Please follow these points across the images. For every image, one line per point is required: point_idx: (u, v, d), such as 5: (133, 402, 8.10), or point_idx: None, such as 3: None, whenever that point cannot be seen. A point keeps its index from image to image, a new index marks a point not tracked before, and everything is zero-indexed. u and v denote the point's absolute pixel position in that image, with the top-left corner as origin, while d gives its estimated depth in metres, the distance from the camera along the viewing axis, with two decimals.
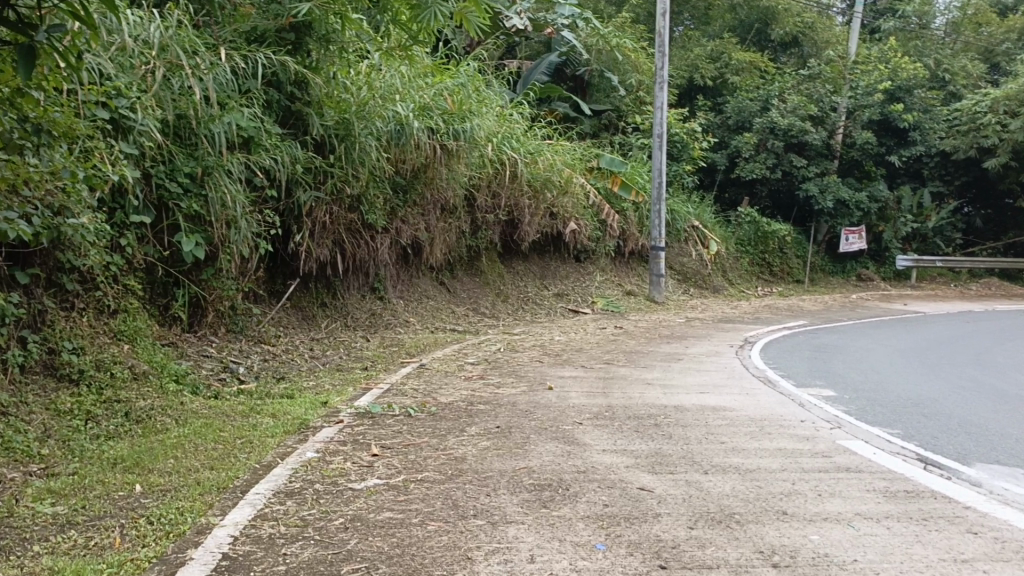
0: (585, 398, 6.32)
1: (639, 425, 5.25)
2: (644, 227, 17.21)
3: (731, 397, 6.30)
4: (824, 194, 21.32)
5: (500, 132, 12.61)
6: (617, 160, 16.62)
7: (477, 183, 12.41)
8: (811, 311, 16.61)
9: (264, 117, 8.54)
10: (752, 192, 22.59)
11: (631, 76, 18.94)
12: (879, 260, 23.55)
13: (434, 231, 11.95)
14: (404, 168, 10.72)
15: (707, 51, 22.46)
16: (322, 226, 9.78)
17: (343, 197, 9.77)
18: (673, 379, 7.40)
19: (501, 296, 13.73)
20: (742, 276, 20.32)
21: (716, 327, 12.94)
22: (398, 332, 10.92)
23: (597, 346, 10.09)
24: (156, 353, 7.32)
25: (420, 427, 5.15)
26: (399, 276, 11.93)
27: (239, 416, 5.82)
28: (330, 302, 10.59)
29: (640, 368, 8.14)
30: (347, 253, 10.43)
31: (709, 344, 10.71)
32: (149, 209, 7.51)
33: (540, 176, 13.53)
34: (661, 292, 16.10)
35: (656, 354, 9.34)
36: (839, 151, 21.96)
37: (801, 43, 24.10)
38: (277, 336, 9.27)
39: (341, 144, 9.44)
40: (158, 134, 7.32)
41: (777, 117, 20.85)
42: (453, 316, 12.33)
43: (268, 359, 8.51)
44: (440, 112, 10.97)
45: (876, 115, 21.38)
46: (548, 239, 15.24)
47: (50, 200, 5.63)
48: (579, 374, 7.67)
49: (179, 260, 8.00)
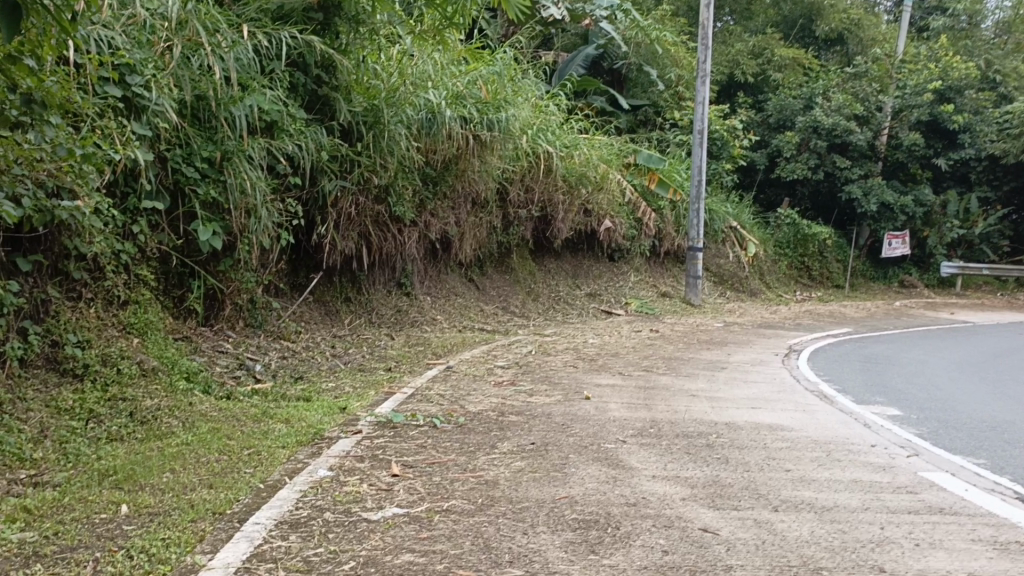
0: (627, 411, 5.77)
1: (690, 446, 4.70)
2: (680, 227, 16.57)
3: (788, 415, 5.71)
4: (868, 197, 20.55)
5: (536, 124, 12.05)
6: (655, 156, 15.85)
7: (509, 176, 11.88)
8: (855, 318, 15.85)
9: (289, 100, 8.10)
10: (792, 193, 21.82)
11: (670, 71, 18.42)
12: (924, 266, 22.66)
13: (463, 226, 11.46)
14: (434, 159, 10.23)
15: (749, 46, 21.71)
16: (347, 218, 9.32)
17: (369, 188, 9.30)
18: (720, 391, 6.80)
19: (531, 295, 13.20)
20: (781, 280, 19.61)
21: (758, 334, 12.30)
22: (424, 330, 10.44)
23: (633, 351, 9.53)
24: (168, 348, 6.90)
25: (445, 441, 4.63)
26: (426, 272, 11.47)
27: (251, 422, 5.37)
28: (354, 298, 10.15)
29: (683, 378, 7.56)
30: (373, 246, 9.97)
31: (751, 351, 10.07)
32: (163, 194, 7.10)
33: (575, 171, 12.95)
34: (698, 295, 15.46)
35: (699, 362, 8.75)
36: (883, 152, 21.22)
37: (846, 40, 23.22)
38: (299, 332, 8.84)
39: (369, 131, 8.98)
40: (174, 114, 6.90)
41: (821, 115, 20.08)
42: (482, 315, 11.83)
43: (287, 356, 8.07)
44: (473, 101, 10.42)
45: (926, 115, 20.44)
46: (581, 237, 14.68)
47: (42, 179, 5.13)
48: (617, 383, 7.11)
49: (195, 250, 7.59)
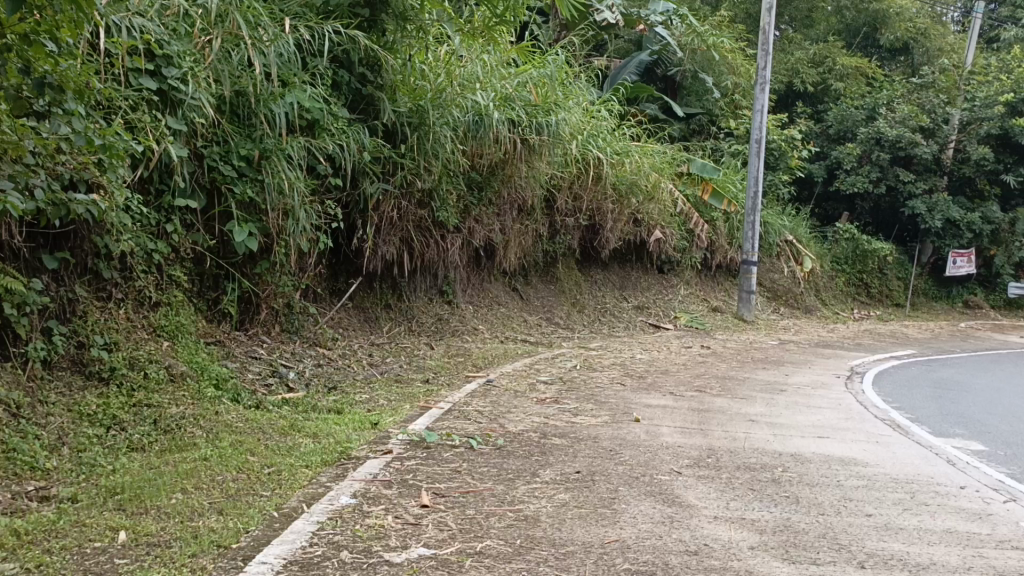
0: (680, 436, 5.30)
1: (753, 480, 4.22)
2: (734, 239, 15.95)
3: (860, 447, 5.18)
4: (932, 213, 19.68)
5: (586, 129, 11.60)
6: (710, 166, 15.26)
7: (557, 182, 11.47)
8: (918, 340, 15.02)
9: (332, 99, 7.84)
10: (851, 207, 20.97)
11: (726, 78, 17.66)
12: (990, 286, 21.58)
13: (508, 233, 11.09)
14: (480, 164, 9.89)
15: (809, 55, 20.96)
16: (388, 222, 9.03)
17: (413, 192, 8.99)
18: (781, 417, 6.26)
19: (576, 306, 12.76)
20: (837, 297, 18.82)
21: (816, 354, 11.66)
22: (465, 340, 10.08)
23: (685, 369, 9.01)
24: (198, 352, 6.64)
25: (481, 466, 4.22)
26: (469, 280, 11.11)
27: (277, 435, 5.05)
28: (394, 304, 9.85)
29: (739, 401, 7.03)
30: (415, 252, 9.66)
31: (810, 373, 9.44)
32: (199, 193, 6.86)
33: (626, 179, 12.47)
34: (751, 311, 14.83)
35: (755, 383, 8.18)
36: (947, 167, 20.32)
37: (911, 50, 22.23)
38: (336, 339, 8.55)
39: (413, 133, 8.66)
40: (212, 110, 6.67)
41: (885, 127, 19.34)
42: (525, 325, 11.44)
43: (322, 364, 7.76)
44: (522, 104, 10.04)
45: (996, 129, 19.32)
46: (629, 247, 14.18)
47: (56, 168, 4.92)
48: (669, 404, 6.61)
49: (231, 252, 7.35)
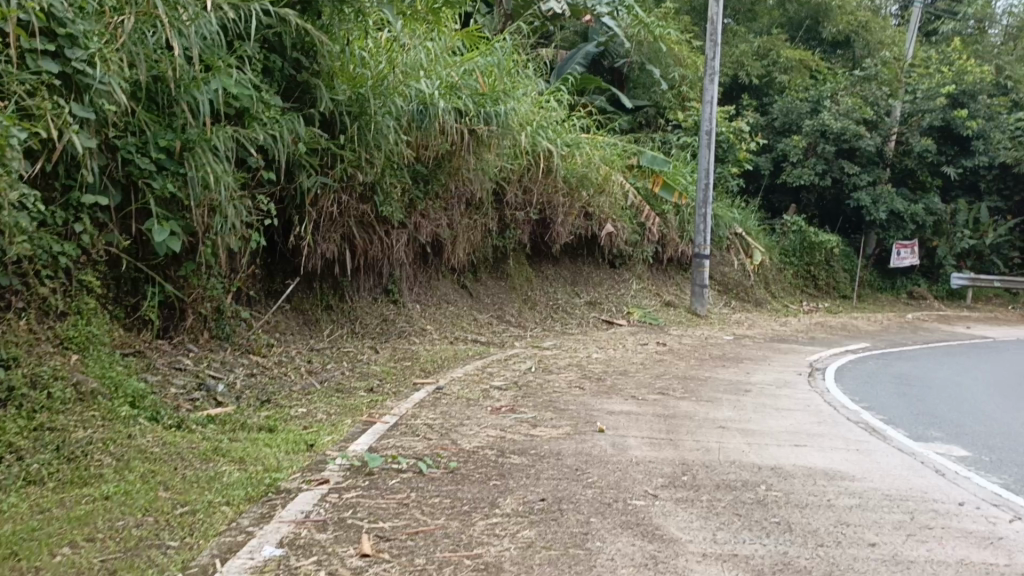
0: (650, 449, 4.86)
1: (736, 503, 3.80)
2: (685, 233, 15.68)
3: (841, 458, 4.85)
4: (877, 205, 19.83)
5: (535, 119, 11.10)
6: (660, 158, 14.93)
7: (506, 175, 10.96)
8: (869, 332, 14.97)
9: (263, 86, 7.19)
10: (798, 199, 20.97)
11: (673, 70, 17.36)
12: (932, 276, 21.89)
13: (456, 229, 10.55)
14: (425, 155, 9.32)
15: (754, 47, 20.83)
16: (328, 219, 8.41)
17: (353, 185, 8.39)
18: (751, 422, 5.87)
19: (527, 303, 12.29)
20: (787, 289, 18.78)
21: (773, 349, 11.43)
22: (413, 342, 9.53)
23: (643, 369, 8.61)
24: (113, 365, 5.96)
25: (432, 496, 3.69)
26: (416, 278, 10.54)
27: (198, 463, 4.44)
28: (336, 306, 9.25)
29: (704, 404, 6.64)
30: (358, 250, 9.06)
31: (770, 371, 9.14)
32: (112, 188, 6.15)
33: (576, 172, 12.03)
34: (704, 305, 14.59)
35: (717, 384, 7.81)
36: (890, 159, 20.49)
37: (853, 42, 22.31)
38: (272, 345, 7.92)
39: (354, 123, 8.05)
40: (125, 96, 5.95)
41: (830, 119, 19.34)
42: (475, 325, 10.93)
43: (256, 373, 7.12)
44: (469, 92, 9.51)
45: (939, 120, 19.62)
46: (580, 242, 13.76)
47: None
48: (632, 410, 6.18)
49: (151, 254, 6.65)
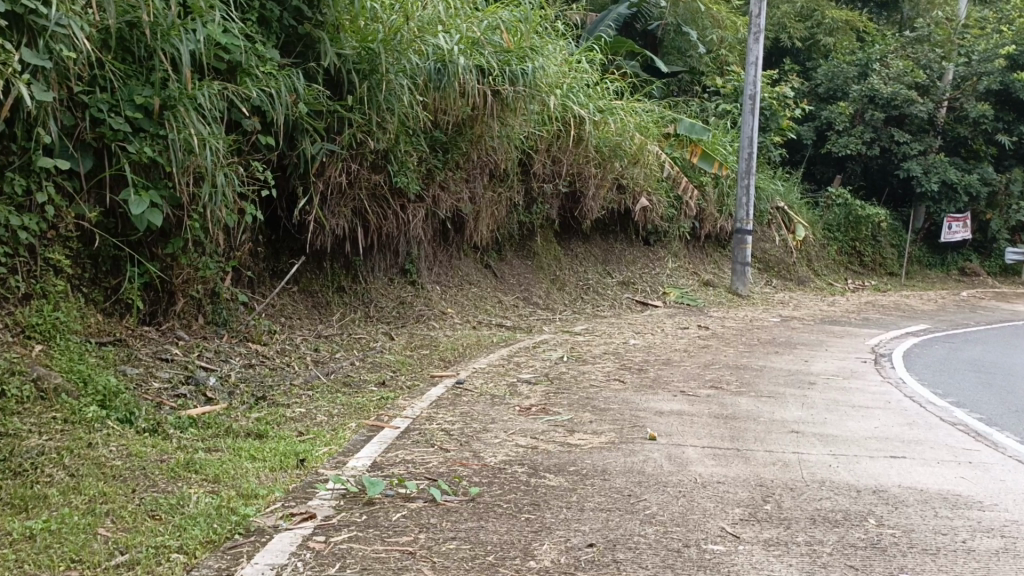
0: (717, 464, 3.97)
1: (844, 548, 2.92)
2: (724, 207, 14.62)
3: (954, 475, 3.94)
4: (928, 175, 18.58)
5: (565, 82, 10.11)
6: (699, 125, 13.81)
7: (534, 143, 10.00)
8: (925, 312, 13.83)
9: (258, 38, 6.34)
10: (842, 170, 19.75)
11: (711, 33, 16.22)
12: (985, 252, 20.59)
13: (479, 203, 9.67)
14: (444, 121, 8.41)
15: (797, 8, 19.56)
16: (337, 191, 7.59)
17: (364, 153, 7.52)
18: (829, 426, 4.95)
19: (556, 284, 11.38)
20: (831, 267, 17.65)
21: (826, 332, 10.42)
22: (432, 327, 8.69)
23: (690, 358, 7.69)
24: (83, 356, 5.17)
25: (448, 541, 2.86)
26: (436, 257, 9.69)
27: (161, 484, 3.61)
28: (348, 287, 8.46)
29: (768, 401, 5.72)
30: (370, 226, 8.23)
31: (831, 358, 8.14)
32: (81, 152, 5.35)
33: (609, 140, 11.02)
34: (746, 285, 13.58)
35: (775, 376, 6.85)
36: (941, 126, 19.15)
37: (902, 2, 20.83)
38: (274, 331, 7.13)
39: (363, 82, 7.16)
40: (90, 43, 5.12)
41: (878, 83, 18.16)
42: (500, 307, 10.06)
43: (254, 364, 6.31)
44: (493, 49, 8.53)
45: (996, 84, 18.19)
46: (612, 217, 12.79)
47: None
48: (684, 410, 5.26)
49: (130, 229, 5.85)
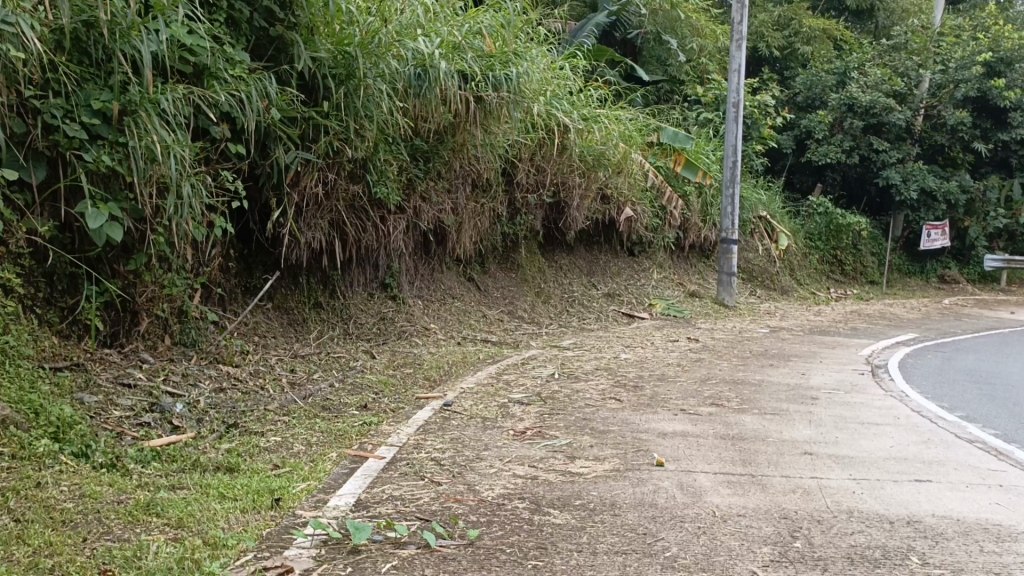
0: (734, 494, 3.64)
1: None
2: (708, 216, 14.41)
3: (988, 500, 3.66)
4: (907, 183, 18.55)
5: (548, 89, 9.80)
6: (682, 134, 13.60)
7: (517, 152, 9.68)
8: (912, 320, 13.66)
9: (226, 39, 5.97)
10: (822, 179, 19.67)
11: (691, 41, 16.07)
12: (964, 259, 20.58)
13: (461, 214, 9.32)
14: (424, 128, 8.07)
15: (774, 16, 19.51)
16: (313, 202, 7.21)
17: (341, 162, 7.16)
18: (843, 446, 4.65)
19: (540, 296, 11.05)
20: (814, 276, 17.52)
21: (818, 343, 10.16)
22: (414, 344, 8.31)
23: (686, 372, 7.38)
24: (35, 383, 4.73)
25: None
26: (417, 271, 9.33)
27: (117, 531, 3.21)
28: (325, 303, 8.07)
29: (774, 419, 5.41)
30: (348, 239, 7.86)
31: (829, 371, 7.87)
32: (32, 162, 4.94)
33: (593, 149, 10.71)
34: (732, 295, 13.34)
35: (776, 391, 6.55)
36: (919, 134, 19.13)
37: (878, 11, 20.87)
38: (248, 351, 6.71)
39: (339, 88, 6.79)
40: (42, 43, 4.72)
41: (857, 91, 18.14)
42: (484, 322, 9.71)
43: (225, 388, 5.90)
44: (474, 54, 8.21)
45: (973, 91, 18.07)
46: (596, 227, 12.50)
47: None
48: (688, 431, 4.94)
49: (89, 244, 5.43)
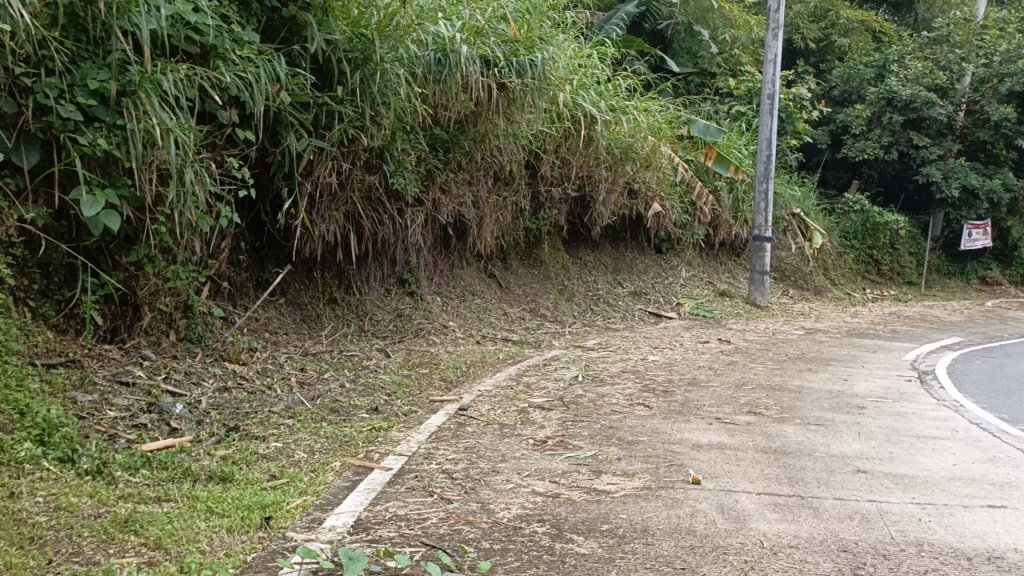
0: (783, 521, 3.24)
1: None
2: (740, 213, 13.90)
3: None
4: (948, 181, 17.83)
5: (575, 77, 9.36)
6: (714, 127, 13.08)
7: (542, 143, 9.27)
8: (954, 324, 13.03)
9: (234, 18, 5.65)
10: (858, 175, 19.02)
11: (724, 32, 15.53)
12: (1005, 260, 19.79)
13: (483, 208, 8.94)
14: (444, 117, 7.70)
15: (810, 8, 18.89)
16: (327, 193, 6.89)
17: (356, 151, 6.82)
18: (899, 462, 4.21)
19: (564, 294, 10.65)
20: (848, 276, 16.91)
21: (856, 347, 9.63)
22: (432, 342, 7.95)
23: (718, 376, 6.93)
24: (23, 381, 4.42)
25: None
26: (437, 266, 8.97)
27: (89, 552, 2.85)
28: (340, 299, 7.75)
29: (818, 430, 4.96)
30: (364, 232, 7.52)
31: (872, 377, 7.35)
32: (23, 145, 4.64)
33: (621, 142, 10.25)
34: (764, 295, 12.83)
35: (817, 398, 6.08)
36: (961, 130, 18.38)
37: (918, 3, 20.16)
38: (256, 349, 6.39)
39: (355, 73, 6.45)
40: (33, 18, 4.42)
41: (897, 85, 17.52)
42: (506, 320, 9.33)
43: (230, 388, 5.57)
44: (498, 39, 7.81)
45: (1020, 85, 17.25)
46: (623, 223, 12.05)
47: None
48: (725, 443, 4.52)
49: (86, 233, 5.13)
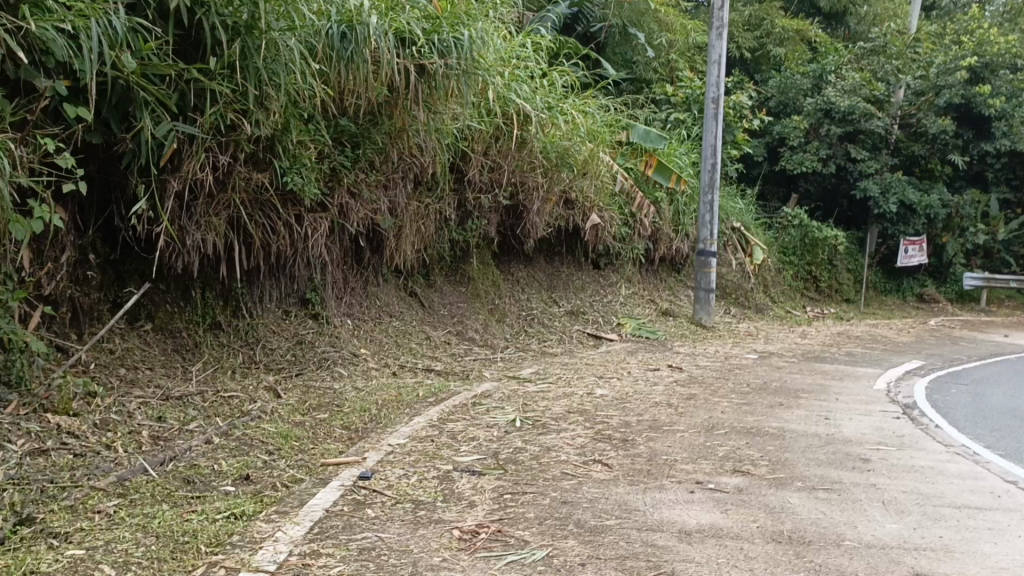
0: None
1: None
2: (681, 226, 12.95)
3: None
4: (886, 196, 17.31)
5: (506, 67, 8.13)
6: (655, 133, 12.09)
7: (469, 140, 8.00)
8: (907, 345, 12.29)
9: None
10: (795, 189, 18.47)
11: (660, 36, 14.59)
12: (940, 276, 19.43)
13: (402, 216, 7.62)
14: (352, 105, 6.35)
15: (745, 16, 18.32)
16: (199, 192, 5.47)
17: (237, 141, 5.42)
18: (962, 555, 3.10)
19: (494, 315, 9.39)
20: (788, 293, 16.19)
21: (818, 374, 8.66)
22: (338, 376, 6.55)
23: (682, 416, 5.78)
24: None
25: None
26: (346, 284, 7.61)
27: None
28: (224, 324, 6.31)
29: (831, 499, 3.81)
30: (253, 243, 6.10)
31: (855, 413, 6.32)
32: None
33: (556, 146, 9.07)
34: (710, 314, 11.86)
35: (809, 448, 4.93)
36: (896, 143, 17.97)
37: (849, 16, 19.89)
38: (96, 395, 4.85)
39: (232, 41, 5.06)
40: None
41: (834, 96, 16.87)
42: (428, 346, 8.00)
43: (49, 450, 4.08)
44: (416, 14, 6.53)
45: (958, 97, 16.71)
46: (558, 235, 10.87)
47: None
48: (723, 528, 3.32)
49: None
